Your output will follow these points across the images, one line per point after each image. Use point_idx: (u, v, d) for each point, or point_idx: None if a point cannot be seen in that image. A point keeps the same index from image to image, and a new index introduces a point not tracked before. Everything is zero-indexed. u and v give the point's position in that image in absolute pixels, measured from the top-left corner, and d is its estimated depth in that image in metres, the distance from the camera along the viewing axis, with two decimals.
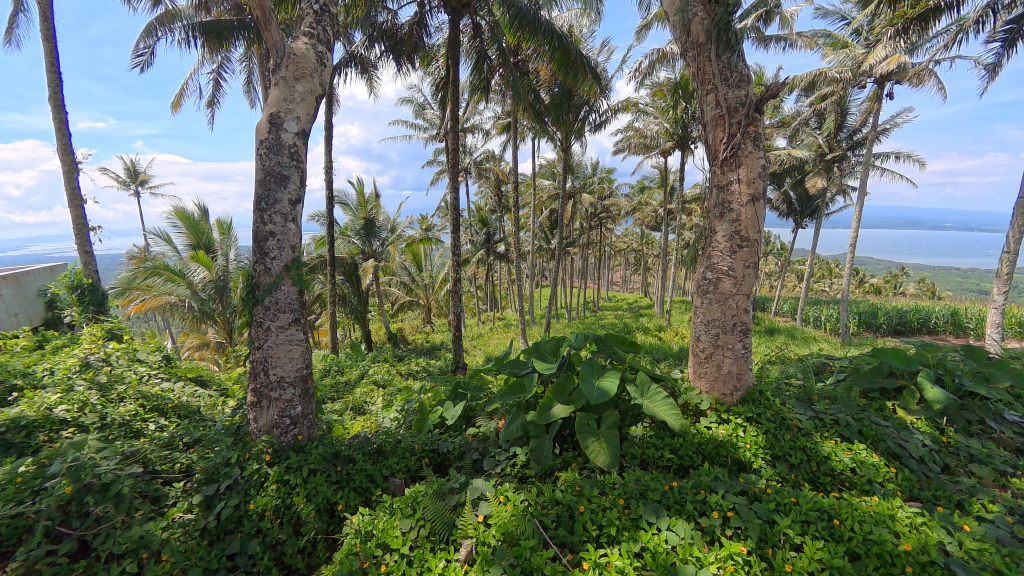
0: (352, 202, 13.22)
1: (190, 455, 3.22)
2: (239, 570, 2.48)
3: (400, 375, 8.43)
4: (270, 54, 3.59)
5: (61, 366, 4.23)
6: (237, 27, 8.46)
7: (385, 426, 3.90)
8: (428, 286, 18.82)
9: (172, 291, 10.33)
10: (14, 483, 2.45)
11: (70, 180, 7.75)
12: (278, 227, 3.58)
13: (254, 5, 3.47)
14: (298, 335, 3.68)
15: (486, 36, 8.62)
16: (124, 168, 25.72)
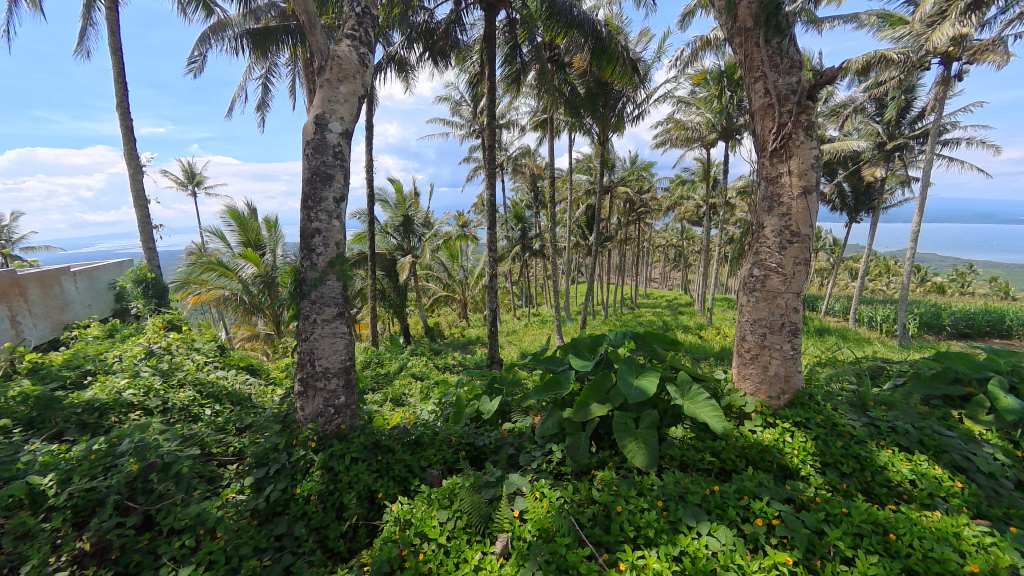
0: (391, 199, 13.59)
1: (242, 439, 3.41)
2: (287, 550, 2.55)
3: (437, 368, 8.62)
4: (314, 57, 3.72)
5: (128, 353, 4.59)
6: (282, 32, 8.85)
7: (423, 418, 3.98)
8: (464, 282, 19.05)
9: (225, 285, 10.99)
10: (89, 458, 2.68)
11: (136, 183, 8.36)
12: (324, 225, 3.72)
13: (299, 11, 3.59)
14: (342, 328, 3.81)
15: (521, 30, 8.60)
16: (183, 170, 27.58)
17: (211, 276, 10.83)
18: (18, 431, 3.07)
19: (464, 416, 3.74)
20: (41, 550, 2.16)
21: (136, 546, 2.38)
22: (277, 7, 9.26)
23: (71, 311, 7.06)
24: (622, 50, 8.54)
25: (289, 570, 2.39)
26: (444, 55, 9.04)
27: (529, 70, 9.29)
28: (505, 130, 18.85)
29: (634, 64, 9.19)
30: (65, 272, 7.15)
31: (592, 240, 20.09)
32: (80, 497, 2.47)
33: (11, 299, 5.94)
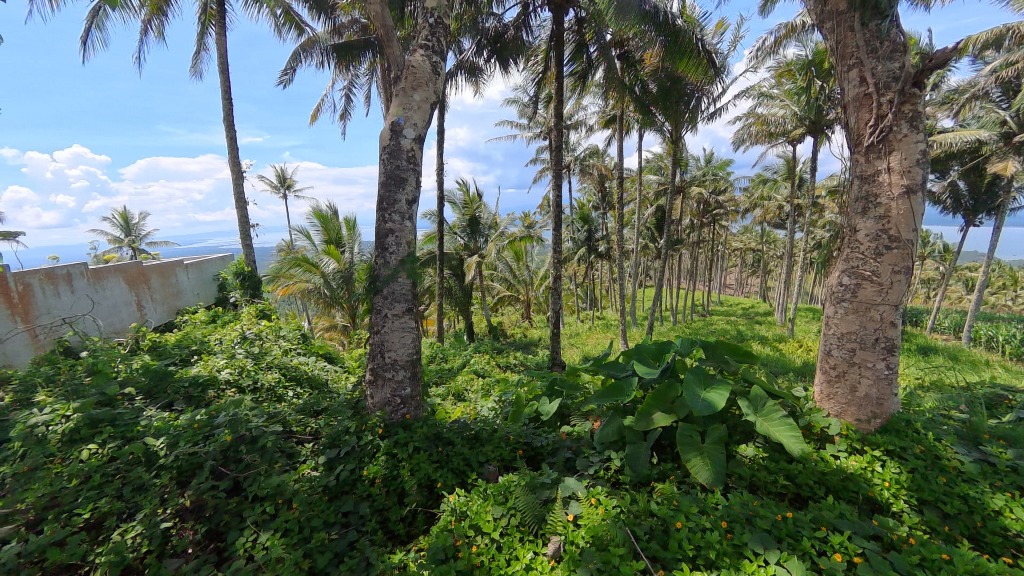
0: (459, 201, 14.02)
1: (318, 421, 3.68)
2: (352, 527, 2.72)
3: (499, 366, 8.76)
4: (390, 67, 3.93)
5: (227, 337, 5.16)
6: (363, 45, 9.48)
7: (482, 414, 4.06)
8: (528, 283, 19.17)
9: (309, 279, 11.94)
10: (192, 427, 3.05)
11: (237, 187, 9.34)
12: (397, 225, 3.91)
13: (378, 25, 3.80)
14: (410, 323, 3.98)
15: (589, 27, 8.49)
16: (277, 176, 30.41)
17: (297, 271, 11.83)
18: (139, 399, 3.56)
19: (523, 416, 3.77)
20: (152, 502, 2.49)
21: (226, 507, 2.66)
22: (359, 24, 9.93)
23: (183, 298, 8.04)
24: (697, 43, 8.15)
25: (353, 546, 2.54)
26: (512, 58, 9.19)
27: (597, 68, 9.14)
28: (572, 130, 18.74)
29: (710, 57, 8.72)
30: (181, 264, 8.15)
31: (661, 243, 19.37)
32: (184, 460, 2.81)
33: (138, 286, 6.89)
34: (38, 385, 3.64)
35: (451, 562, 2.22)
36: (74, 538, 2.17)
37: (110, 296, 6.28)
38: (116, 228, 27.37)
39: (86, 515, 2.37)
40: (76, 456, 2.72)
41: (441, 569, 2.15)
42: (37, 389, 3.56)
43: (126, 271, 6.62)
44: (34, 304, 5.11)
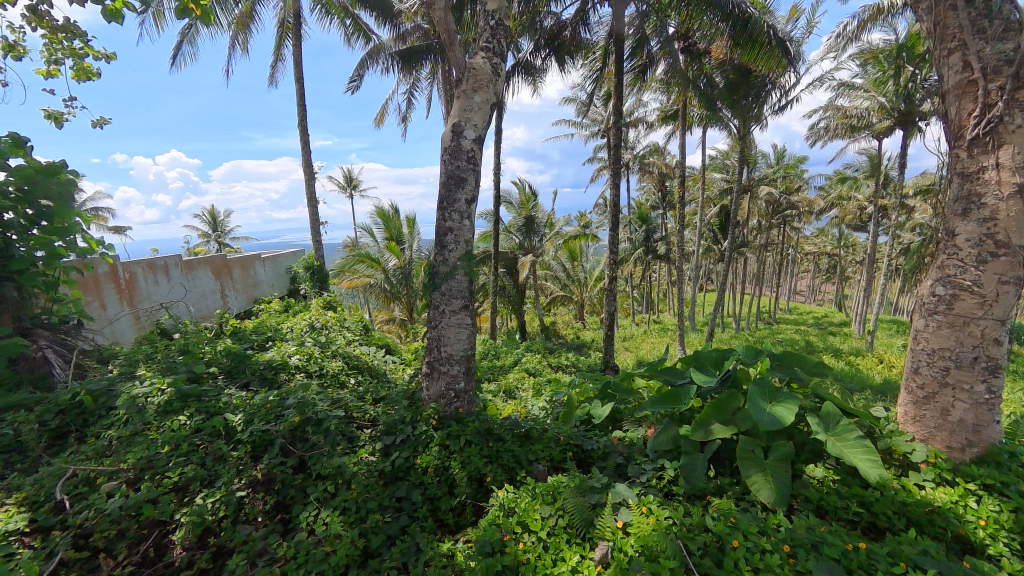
0: (515, 200, 14.12)
1: (377, 409, 3.85)
2: (404, 512, 2.83)
3: (551, 366, 8.73)
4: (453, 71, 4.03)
5: (298, 326, 5.54)
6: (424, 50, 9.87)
7: (533, 413, 4.06)
8: (582, 284, 18.97)
9: (371, 275, 12.55)
10: (266, 407, 3.31)
11: (309, 186, 10.00)
12: (456, 224, 4.01)
13: (442, 30, 3.91)
14: (466, 320, 4.06)
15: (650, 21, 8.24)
16: (344, 176, 32.22)
17: (361, 266, 12.45)
18: (222, 378, 3.92)
19: (574, 417, 3.74)
20: (230, 471, 2.73)
21: (292, 483, 2.86)
22: (422, 29, 10.33)
23: (260, 289, 8.73)
24: (768, 31, 7.66)
25: (404, 530, 2.64)
26: (569, 56, 9.15)
27: (657, 63, 8.88)
28: (631, 127, 18.28)
29: (783, 45, 8.16)
30: (259, 258, 8.86)
31: (725, 246, 18.40)
32: (257, 436, 3.06)
33: (223, 276, 7.57)
34: (140, 361, 4.11)
35: (497, 556, 2.25)
36: (166, 497, 2.43)
37: (199, 285, 6.96)
38: (205, 224, 30.25)
39: (176, 478, 2.65)
40: (169, 425, 3.05)
41: (487, 563, 2.19)
42: (138, 364, 4.02)
43: (213, 263, 7.30)
44: (139, 290, 5.78)
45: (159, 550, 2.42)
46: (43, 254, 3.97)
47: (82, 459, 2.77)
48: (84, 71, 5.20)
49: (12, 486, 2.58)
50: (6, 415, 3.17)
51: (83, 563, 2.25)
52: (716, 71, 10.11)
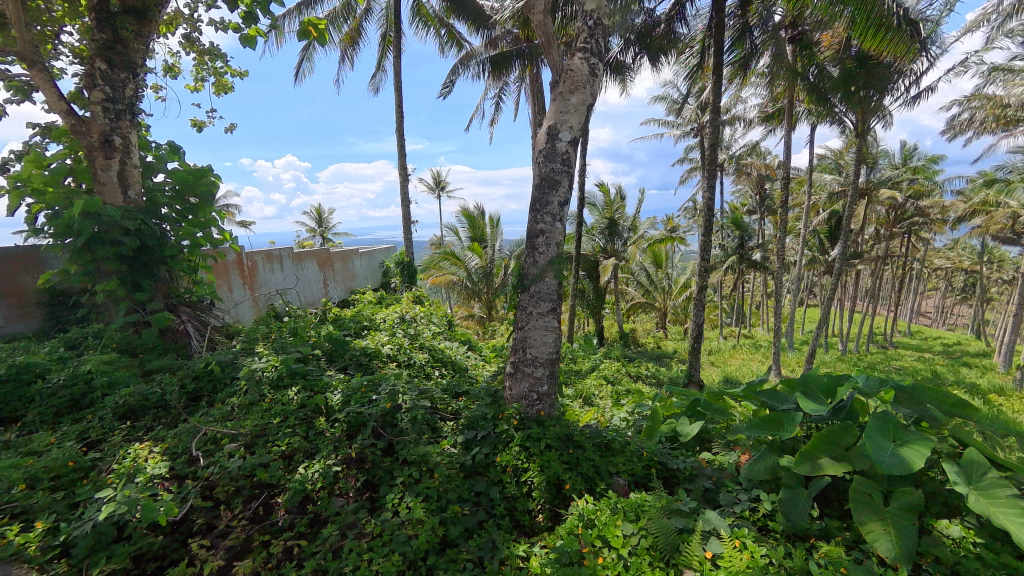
0: (599, 203, 13.91)
1: (459, 402, 3.96)
2: (483, 506, 2.87)
3: (630, 375, 8.46)
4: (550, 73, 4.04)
5: (390, 318, 5.94)
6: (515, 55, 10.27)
7: (614, 423, 3.92)
8: (666, 291, 18.12)
9: (455, 273, 13.05)
10: (360, 391, 3.59)
11: (404, 186, 10.69)
12: (548, 226, 3.99)
13: (540, 34, 3.95)
14: (553, 322, 4.02)
15: (755, 10, 7.65)
16: (433, 177, 33.93)
17: (446, 264, 13.00)
18: (324, 360, 4.33)
19: (658, 432, 3.49)
20: (328, 447, 2.97)
21: (381, 463, 3.05)
22: (512, 34, 10.59)
23: (357, 281, 9.50)
24: (898, 12, 6.73)
25: (481, 525, 2.70)
26: (663, 53, 8.81)
27: (760, 56, 8.23)
28: (727, 125, 17.10)
29: (916, 28, 7.12)
30: (357, 253, 9.65)
31: (834, 257, 16.50)
32: (353, 417, 3.31)
33: (326, 268, 8.35)
34: (258, 339, 4.67)
35: (576, 567, 2.21)
36: (274, 463, 2.77)
37: (307, 275, 7.74)
38: (312, 220, 33.52)
39: (284, 446, 2.97)
40: (280, 398, 3.43)
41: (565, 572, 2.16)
42: (256, 342, 4.57)
43: (318, 256, 8.09)
44: (259, 277, 6.57)
45: (267, 509, 2.72)
46: (188, 242, 4.70)
47: (211, 421, 3.22)
48: (224, 84, 6.03)
49: (160, 437, 3.08)
50: (156, 376, 3.78)
51: (209, 510, 2.61)
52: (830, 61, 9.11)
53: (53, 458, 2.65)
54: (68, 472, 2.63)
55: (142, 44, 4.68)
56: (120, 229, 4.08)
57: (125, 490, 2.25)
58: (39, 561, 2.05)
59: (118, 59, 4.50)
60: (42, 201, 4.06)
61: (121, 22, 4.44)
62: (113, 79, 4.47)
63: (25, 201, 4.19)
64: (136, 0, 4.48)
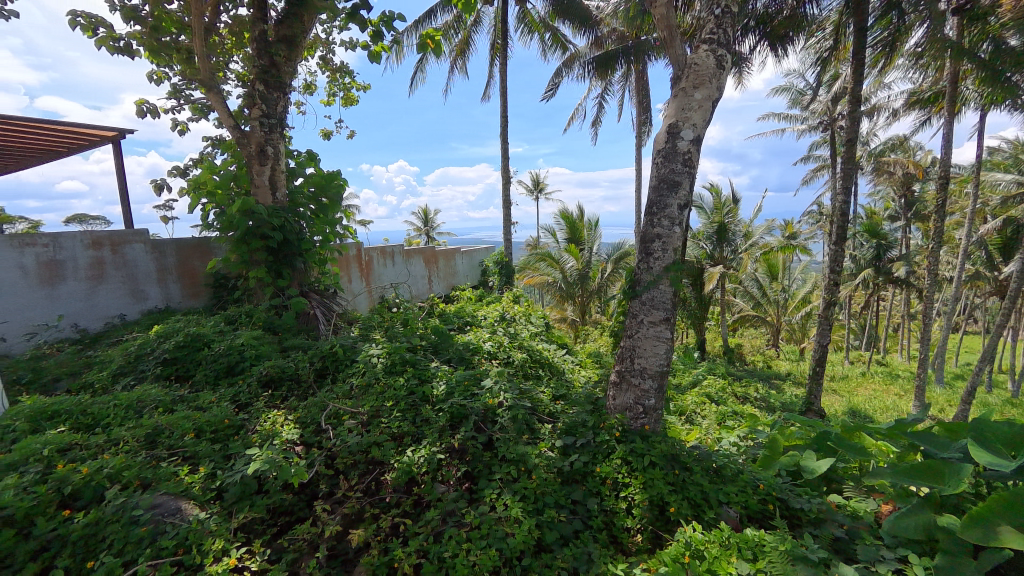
0: (708, 205, 13.06)
1: (557, 405, 3.94)
2: (579, 516, 2.79)
3: (737, 395, 7.78)
4: (671, 69, 3.75)
5: (490, 315, 6.16)
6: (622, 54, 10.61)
7: (724, 447, 3.59)
8: (781, 305, 16.36)
9: (551, 274, 13.11)
10: (463, 386, 3.76)
11: (506, 188, 11.02)
12: (665, 232, 3.67)
13: (661, 27, 3.70)
14: (666, 333, 3.71)
15: None
16: (532, 180, 34.52)
17: (543, 265, 13.12)
18: (431, 351, 4.62)
19: (778, 464, 3.06)
20: (435, 435, 3.15)
21: (481, 457, 3.16)
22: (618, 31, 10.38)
23: (458, 278, 10.00)
24: None
25: (578, 535, 2.65)
26: (788, 39, 7.96)
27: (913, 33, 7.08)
28: (866, 116, 14.94)
29: None
30: (460, 252, 10.16)
31: (1009, 274, 13.54)
32: (455, 408, 3.47)
33: (432, 265, 8.90)
34: (373, 327, 5.13)
35: None
36: (386, 444, 3.01)
37: (415, 271, 8.33)
38: (419, 220, 35.94)
39: (394, 429, 3.22)
40: (392, 383, 3.75)
41: None
42: (372, 329, 5.04)
43: (425, 253, 8.66)
44: (374, 271, 7.22)
45: (378, 484, 2.95)
46: (320, 238, 5.34)
47: (335, 398, 3.61)
48: (351, 97, 6.72)
49: (293, 407, 3.53)
50: (291, 353, 4.35)
51: (329, 478, 2.91)
52: (1011, 34, 7.51)
53: (214, 414, 3.19)
54: (223, 428, 3.14)
55: (291, 67, 5.41)
56: (269, 225, 4.76)
57: (267, 451, 2.62)
58: (202, 498, 2.49)
59: (272, 80, 5.24)
60: (213, 200, 4.91)
61: (276, 49, 5.19)
62: (269, 98, 5.21)
63: (201, 201, 5.07)
64: (287, 29, 5.19)
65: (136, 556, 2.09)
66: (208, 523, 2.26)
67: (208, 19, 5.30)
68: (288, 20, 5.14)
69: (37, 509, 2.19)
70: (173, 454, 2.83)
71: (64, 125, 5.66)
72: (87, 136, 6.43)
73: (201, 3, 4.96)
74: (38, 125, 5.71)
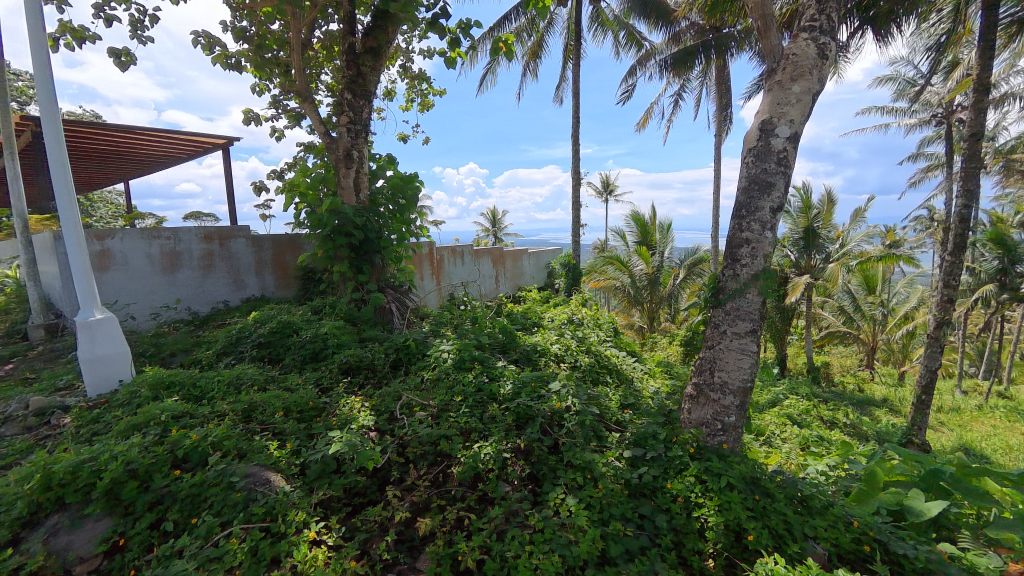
0: (795, 208, 12.01)
1: (626, 415, 3.83)
2: (646, 532, 2.65)
3: (824, 418, 7.11)
4: (766, 61, 3.49)
5: (557, 318, 6.14)
6: (701, 49, 10.38)
7: (813, 475, 3.28)
8: (880, 322, 14.70)
9: (618, 278, 12.79)
10: (529, 387, 3.78)
11: (576, 190, 10.93)
12: (755, 236, 3.43)
13: (754, 18, 3.45)
14: (751, 346, 3.47)
15: None
16: (602, 182, 33.95)
17: (610, 269, 12.85)
18: (498, 350, 4.70)
19: (876, 501, 2.74)
20: (502, 434, 3.19)
21: (546, 460, 3.14)
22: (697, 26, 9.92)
23: (524, 279, 10.08)
24: None
25: (645, 551, 2.51)
26: (899, 24, 7.12)
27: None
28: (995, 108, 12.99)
29: None
30: (527, 252, 10.24)
31: None
32: (522, 409, 3.50)
33: (499, 265, 9.06)
34: (444, 323, 5.32)
35: None
36: (455, 438, 3.10)
37: (484, 270, 8.53)
38: (487, 221, 36.72)
39: (463, 424, 3.30)
40: (462, 379, 3.87)
41: None
42: (442, 326, 5.22)
43: (494, 253, 8.83)
44: (445, 270, 7.49)
45: (445, 477, 3.04)
46: (396, 236, 5.64)
47: (407, 389, 3.80)
48: (428, 102, 7.01)
49: (370, 395, 3.75)
50: (369, 343, 4.63)
51: (400, 465, 3.06)
52: None
53: (300, 396, 3.47)
54: (307, 409, 3.41)
55: (375, 76, 5.75)
56: (352, 224, 5.11)
57: (347, 434, 2.83)
58: (287, 472, 2.73)
59: (359, 89, 5.61)
60: (305, 200, 5.35)
61: (362, 60, 5.55)
62: (355, 105, 5.58)
63: (294, 201, 5.55)
64: (373, 41, 5.53)
65: (232, 518, 2.33)
66: (292, 496, 2.46)
67: (305, 35, 5.79)
68: (374, 32, 5.47)
69: (155, 466, 2.53)
70: (265, 429, 3.13)
71: (185, 134, 6.46)
72: (202, 143, 7.30)
73: (299, 21, 5.42)
74: (165, 134, 6.57)
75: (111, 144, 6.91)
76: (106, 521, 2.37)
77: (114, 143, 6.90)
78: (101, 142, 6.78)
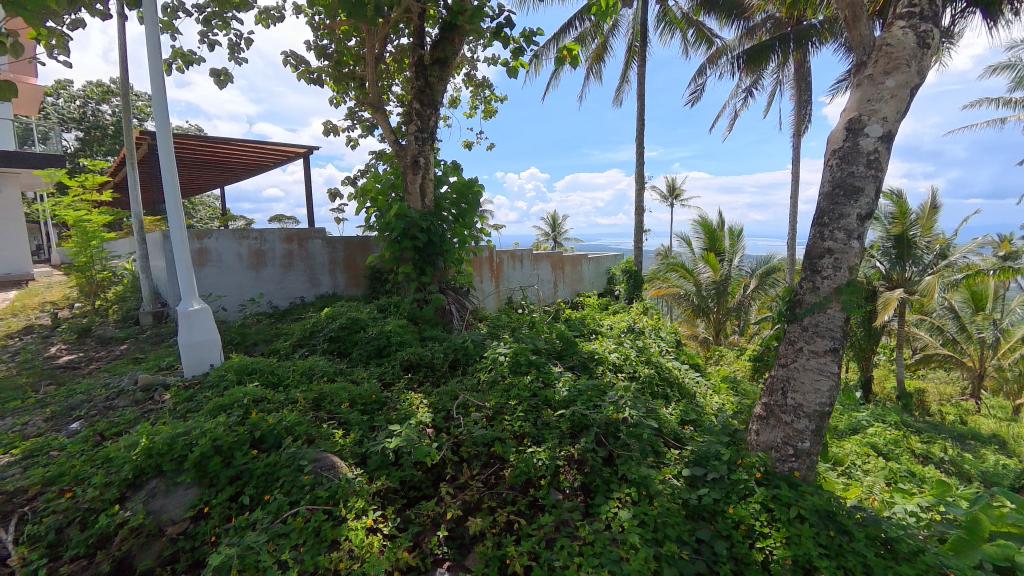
0: (886, 215, 10.85)
1: (686, 431, 3.66)
2: (702, 557, 2.48)
3: (918, 451, 6.35)
4: (855, 55, 3.20)
5: (616, 326, 6.00)
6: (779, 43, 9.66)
7: (902, 516, 2.93)
8: (991, 346, 12.90)
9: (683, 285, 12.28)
10: (584, 396, 3.72)
11: (639, 194, 10.64)
12: (839, 245, 3.14)
13: (843, 7, 3.18)
14: (832, 367, 3.18)
15: None
16: (667, 185, 32.77)
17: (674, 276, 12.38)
18: (554, 356, 4.67)
19: (979, 553, 2.39)
20: (555, 442, 3.16)
21: (600, 472, 3.06)
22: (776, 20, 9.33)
23: (582, 284, 9.96)
24: None
25: None
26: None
27: None
28: None
29: None
30: (587, 258, 10.11)
31: None
32: (577, 417, 3.45)
33: (558, 270, 9.01)
34: (501, 326, 5.38)
35: None
36: (508, 442, 3.12)
37: (542, 274, 8.53)
38: (547, 225, 36.68)
39: (516, 428, 3.31)
40: (517, 382, 3.90)
41: None
42: (499, 329, 5.28)
43: (553, 258, 8.81)
44: (504, 273, 7.59)
45: (497, 479, 3.06)
46: (458, 239, 5.80)
47: (464, 389, 3.88)
48: (491, 109, 7.14)
49: (428, 394, 3.87)
50: (428, 343, 4.79)
51: (454, 464, 3.12)
52: None
53: (364, 390, 3.66)
54: (370, 402, 3.58)
55: (443, 85, 5.96)
56: (416, 227, 5.33)
57: (406, 430, 2.95)
58: (349, 460, 2.88)
59: (427, 98, 5.84)
60: (375, 204, 5.66)
61: (431, 70, 5.77)
62: (423, 114, 5.82)
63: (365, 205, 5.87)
64: (441, 52, 5.74)
65: (299, 499, 2.49)
66: (353, 484, 2.60)
67: (378, 50, 6.14)
68: (442, 43, 5.68)
69: (237, 445, 2.78)
70: (332, 418, 3.33)
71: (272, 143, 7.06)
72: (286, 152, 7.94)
73: (374, 36, 5.76)
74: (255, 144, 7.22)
75: (210, 153, 7.71)
76: (194, 489, 2.63)
77: (213, 153, 7.69)
78: (202, 152, 7.59)
